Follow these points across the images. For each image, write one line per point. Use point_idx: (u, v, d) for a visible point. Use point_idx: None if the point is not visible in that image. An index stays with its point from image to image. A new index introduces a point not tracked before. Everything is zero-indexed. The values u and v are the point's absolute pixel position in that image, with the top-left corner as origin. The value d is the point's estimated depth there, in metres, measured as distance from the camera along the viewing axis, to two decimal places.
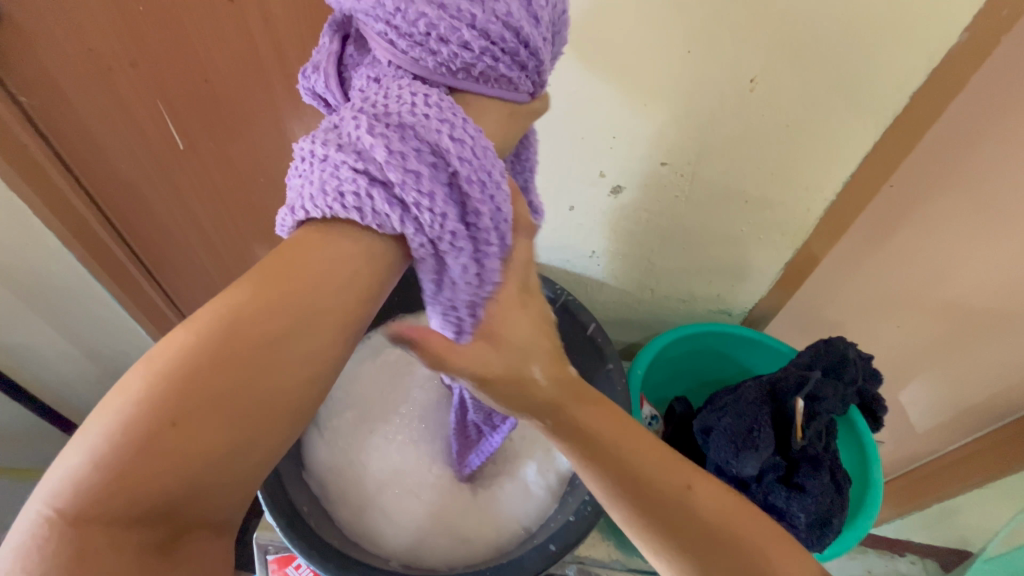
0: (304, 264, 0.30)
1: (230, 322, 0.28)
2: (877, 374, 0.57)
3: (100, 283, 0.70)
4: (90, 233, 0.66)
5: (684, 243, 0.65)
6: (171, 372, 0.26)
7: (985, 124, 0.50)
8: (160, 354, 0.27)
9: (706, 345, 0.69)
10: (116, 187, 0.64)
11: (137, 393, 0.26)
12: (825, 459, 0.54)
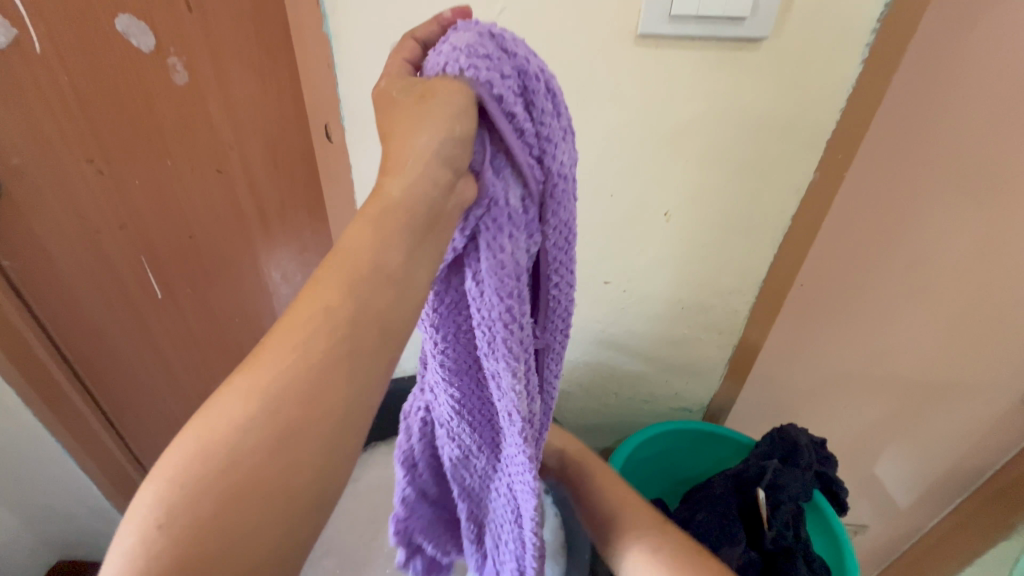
0: (301, 335, 0.24)
1: (240, 416, 0.22)
2: (829, 456, 0.60)
3: (57, 440, 0.74)
4: (55, 387, 0.70)
5: (641, 349, 0.67)
6: (198, 487, 0.21)
7: (853, 234, 0.68)
8: (172, 476, 0.22)
9: (675, 445, 0.71)
10: (85, 337, 0.70)
11: (155, 520, 0.21)
12: (805, 550, 0.51)
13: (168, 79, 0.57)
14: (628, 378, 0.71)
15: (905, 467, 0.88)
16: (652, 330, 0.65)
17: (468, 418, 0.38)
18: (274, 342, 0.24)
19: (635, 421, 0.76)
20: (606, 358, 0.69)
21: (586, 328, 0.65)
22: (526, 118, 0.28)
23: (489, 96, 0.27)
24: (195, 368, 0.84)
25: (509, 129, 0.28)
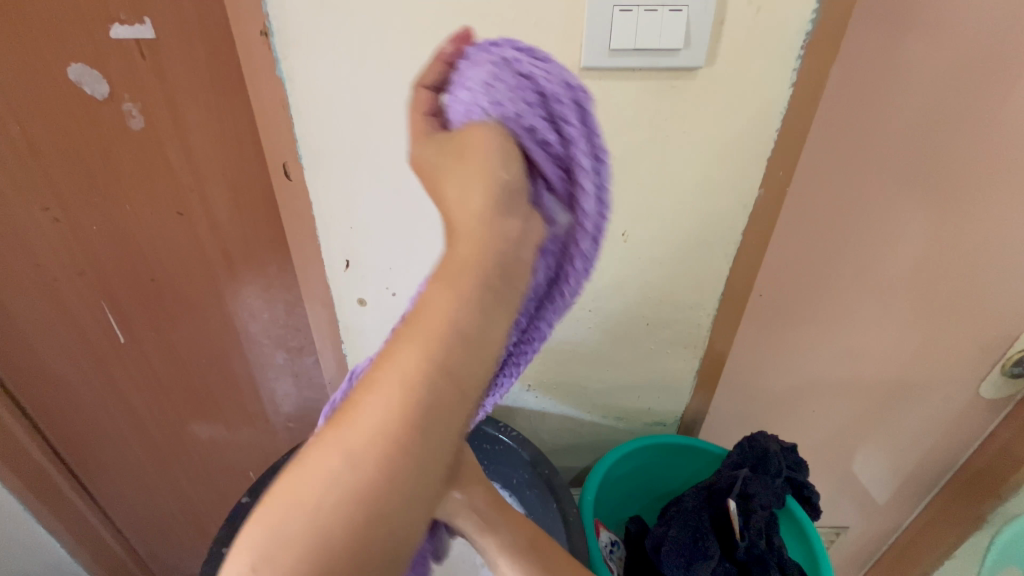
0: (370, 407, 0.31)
1: (330, 481, 0.29)
2: (800, 463, 0.61)
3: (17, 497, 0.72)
4: (10, 438, 0.70)
5: (609, 366, 0.68)
6: (293, 536, 0.28)
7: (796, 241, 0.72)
8: (274, 524, 0.28)
9: (650, 461, 0.71)
10: (47, 388, 0.71)
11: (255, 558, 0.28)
12: (778, 557, 0.51)
13: (123, 125, 0.57)
14: (599, 395, 0.72)
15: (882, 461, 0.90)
16: (620, 348, 0.67)
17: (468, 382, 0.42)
18: (366, 404, 0.31)
19: (609, 436, 0.77)
20: (576, 378, 0.70)
21: (555, 349, 0.67)
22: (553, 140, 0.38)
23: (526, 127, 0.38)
24: (164, 417, 0.81)
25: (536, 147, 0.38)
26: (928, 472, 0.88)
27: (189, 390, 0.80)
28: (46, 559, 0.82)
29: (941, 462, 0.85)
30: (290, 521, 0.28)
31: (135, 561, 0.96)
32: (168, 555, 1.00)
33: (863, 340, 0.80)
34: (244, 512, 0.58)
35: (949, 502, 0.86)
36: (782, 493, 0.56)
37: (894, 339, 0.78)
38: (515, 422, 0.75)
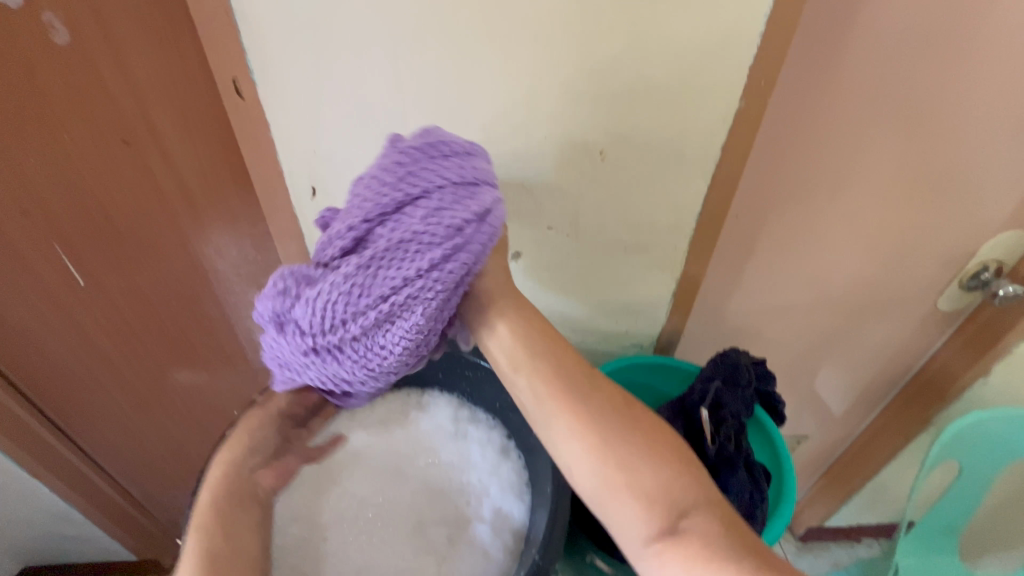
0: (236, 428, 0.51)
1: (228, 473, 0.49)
2: (767, 376, 0.64)
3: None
4: None
5: (586, 290, 0.69)
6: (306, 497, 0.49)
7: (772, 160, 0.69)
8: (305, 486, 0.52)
9: (627, 380, 0.74)
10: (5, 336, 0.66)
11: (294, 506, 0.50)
12: (744, 459, 0.55)
13: (45, 38, 0.50)
14: (577, 318, 0.73)
15: (840, 377, 0.96)
16: (597, 272, 0.67)
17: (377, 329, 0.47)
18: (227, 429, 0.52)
19: (588, 358, 0.79)
20: (555, 303, 0.71)
21: (535, 275, 0.67)
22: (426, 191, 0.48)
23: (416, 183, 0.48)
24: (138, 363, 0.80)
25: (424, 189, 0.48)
26: (883, 378, 0.95)
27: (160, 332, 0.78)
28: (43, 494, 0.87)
29: (896, 369, 0.93)
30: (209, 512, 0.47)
31: (128, 499, 0.98)
32: (161, 492, 1.03)
33: (825, 267, 0.82)
34: None
35: (906, 401, 0.95)
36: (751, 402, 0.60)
37: (858, 261, 0.80)
38: None
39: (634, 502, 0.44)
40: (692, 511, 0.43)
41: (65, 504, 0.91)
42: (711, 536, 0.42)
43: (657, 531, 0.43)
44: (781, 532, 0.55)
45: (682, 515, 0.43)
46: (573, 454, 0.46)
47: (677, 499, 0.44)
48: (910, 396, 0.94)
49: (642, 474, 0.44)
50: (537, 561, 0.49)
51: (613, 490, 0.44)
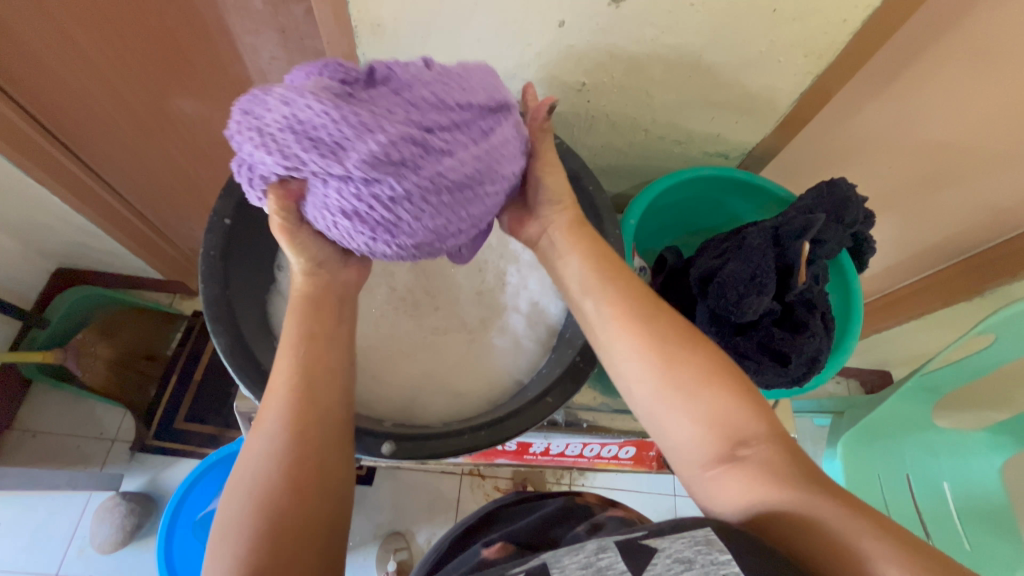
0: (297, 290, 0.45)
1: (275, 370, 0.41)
2: (871, 217, 0.53)
3: None
4: None
5: (690, 71, 0.53)
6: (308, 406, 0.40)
7: None
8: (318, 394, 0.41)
9: (698, 196, 0.64)
10: None
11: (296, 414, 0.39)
12: (822, 303, 0.49)
13: None
14: (664, 109, 0.59)
15: (908, 238, 0.86)
16: (718, 44, 0.50)
17: (406, 165, 0.36)
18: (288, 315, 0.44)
19: (658, 162, 0.67)
20: (645, 85, 0.55)
21: (634, 34, 0.49)
22: (498, 108, 0.42)
23: (501, 101, 0.42)
24: (130, 76, 0.69)
25: (502, 100, 0.43)
26: (947, 252, 0.84)
27: (149, 37, 0.63)
28: (51, 201, 0.85)
29: (970, 247, 0.81)
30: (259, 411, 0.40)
31: (145, 222, 0.98)
32: (178, 222, 1.02)
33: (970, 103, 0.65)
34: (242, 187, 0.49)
35: (942, 280, 0.87)
36: (847, 244, 0.51)
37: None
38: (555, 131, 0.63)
39: (693, 420, 0.39)
40: (753, 440, 0.38)
41: (80, 216, 0.90)
42: (773, 466, 0.37)
43: (716, 455, 0.38)
44: (830, 374, 0.52)
45: (741, 445, 0.38)
46: (636, 372, 0.41)
47: (738, 428, 0.38)
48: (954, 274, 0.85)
49: (702, 403, 0.39)
50: (576, 360, 0.47)
51: (670, 408, 0.40)
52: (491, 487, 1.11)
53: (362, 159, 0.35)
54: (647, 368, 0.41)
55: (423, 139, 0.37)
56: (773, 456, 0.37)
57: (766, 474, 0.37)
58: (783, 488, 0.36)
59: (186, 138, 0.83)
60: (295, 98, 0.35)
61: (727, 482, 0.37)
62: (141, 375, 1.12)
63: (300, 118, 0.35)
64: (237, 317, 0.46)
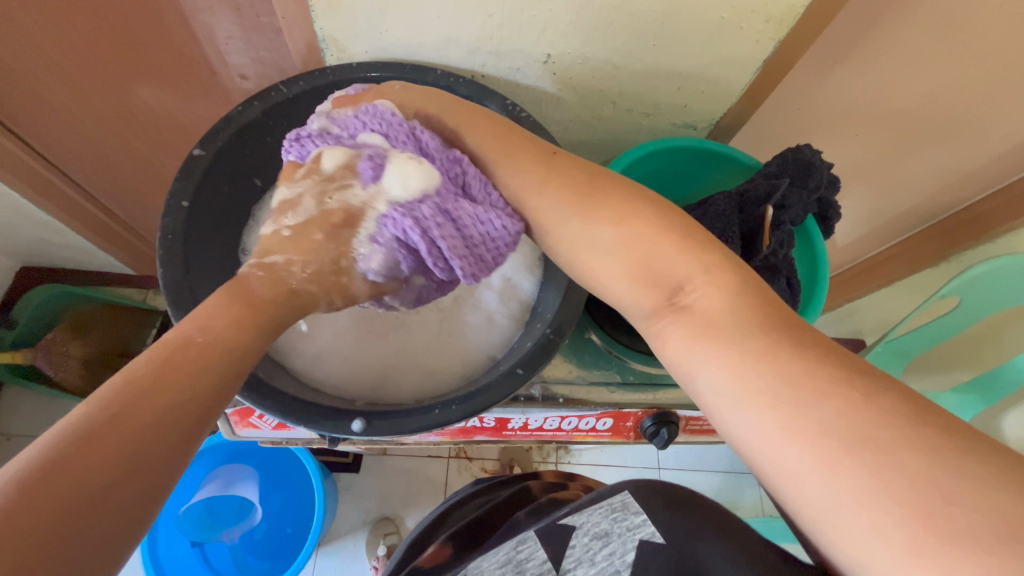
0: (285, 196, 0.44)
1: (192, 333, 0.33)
2: (835, 182, 0.54)
3: None
4: None
5: (655, 40, 0.53)
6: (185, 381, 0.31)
7: None
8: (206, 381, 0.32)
9: (668, 167, 0.64)
10: None
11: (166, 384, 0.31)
12: (787, 268, 0.50)
13: None
14: (630, 80, 0.58)
15: (875, 206, 0.88)
16: (679, 11, 0.50)
17: None
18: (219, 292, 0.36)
19: (627, 136, 0.67)
20: (610, 56, 0.55)
21: (596, 2, 0.48)
22: None
23: None
24: (87, 66, 0.66)
25: None
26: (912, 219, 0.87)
27: (100, 21, 0.61)
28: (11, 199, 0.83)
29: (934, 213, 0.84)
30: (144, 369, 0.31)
31: (111, 216, 0.95)
32: (144, 213, 0.99)
33: (922, 68, 0.66)
34: (199, 169, 0.48)
35: (905, 248, 0.89)
36: (812, 210, 0.51)
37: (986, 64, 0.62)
38: (523, 105, 0.62)
39: (631, 274, 0.36)
40: (692, 284, 0.35)
41: (42, 212, 0.87)
42: (717, 316, 0.33)
43: (657, 303, 0.35)
44: None
45: (678, 292, 0.35)
46: (570, 232, 0.39)
47: (672, 273, 0.35)
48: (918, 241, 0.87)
49: (629, 248, 0.37)
50: (547, 334, 0.47)
51: (605, 258, 0.37)
52: (478, 469, 1.12)
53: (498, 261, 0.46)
54: (584, 225, 0.38)
55: None
56: (719, 301, 0.33)
57: (704, 318, 0.33)
58: (718, 339, 0.32)
59: (148, 127, 0.80)
60: (494, 221, 0.42)
61: (677, 345, 0.34)
62: (117, 374, 1.09)
63: (491, 240, 0.43)
64: (200, 300, 0.45)
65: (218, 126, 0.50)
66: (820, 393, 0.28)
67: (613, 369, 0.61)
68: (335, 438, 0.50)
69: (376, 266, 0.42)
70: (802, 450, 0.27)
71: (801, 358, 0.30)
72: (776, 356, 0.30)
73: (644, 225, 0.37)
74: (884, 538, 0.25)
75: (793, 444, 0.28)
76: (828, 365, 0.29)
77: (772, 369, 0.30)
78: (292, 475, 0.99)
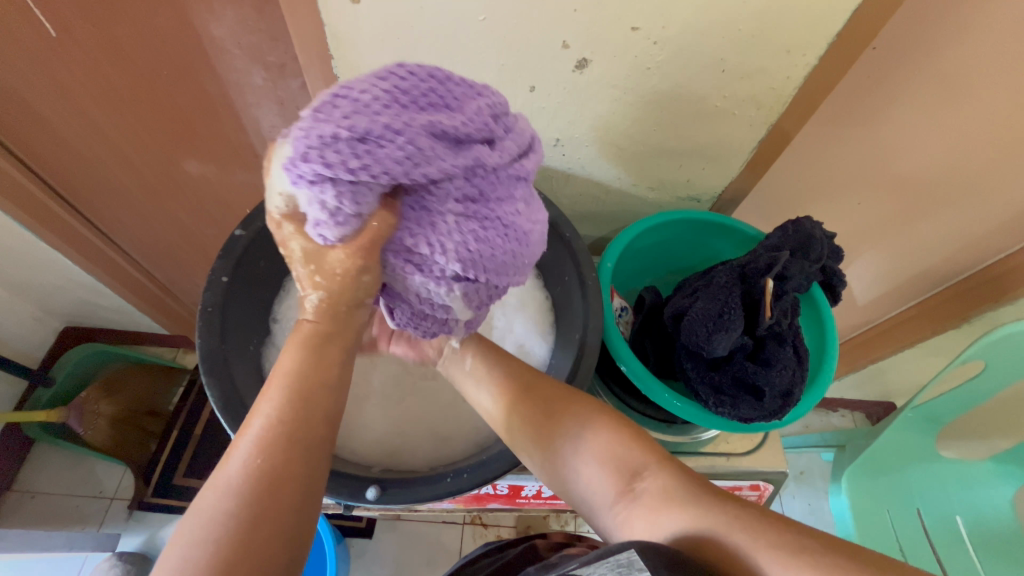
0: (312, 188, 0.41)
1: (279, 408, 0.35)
2: (838, 252, 0.56)
3: (9, 210, 0.75)
4: None
5: (656, 124, 0.58)
6: (270, 454, 0.32)
7: None
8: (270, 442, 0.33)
9: (672, 237, 0.67)
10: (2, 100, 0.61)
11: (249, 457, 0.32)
12: (791, 336, 0.52)
13: None
14: (634, 158, 0.62)
15: (887, 270, 0.88)
16: (677, 101, 0.55)
17: (417, 169, 0.34)
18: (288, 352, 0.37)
19: (634, 208, 0.71)
20: (614, 139, 0.59)
21: (599, 93, 0.54)
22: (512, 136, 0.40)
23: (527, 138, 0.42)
24: (145, 149, 0.74)
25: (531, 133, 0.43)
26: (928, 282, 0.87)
27: (162, 113, 0.69)
28: (65, 263, 0.90)
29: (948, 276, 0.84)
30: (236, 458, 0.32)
31: (151, 280, 1.01)
32: (182, 278, 1.05)
33: (920, 139, 0.69)
34: (239, 246, 0.53)
35: (924, 310, 0.88)
36: (815, 280, 0.53)
37: (979, 134, 0.65)
38: (535, 181, 0.67)
39: (597, 461, 0.41)
40: (645, 470, 0.40)
41: (90, 276, 0.94)
42: (668, 489, 0.38)
43: (619, 491, 0.40)
44: (809, 407, 0.53)
45: (636, 476, 0.40)
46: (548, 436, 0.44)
47: (630, 461, 0.41)
48: (935, 303, 0.86)
49: (592, 433, 0.42)
50: None
51: (575, 450, 0.42)
52: (493, 536, 1.08)
53: (386, 169, 0.33)
54: (564, 421, 0.44)
55: (424, 134, 0.34)
56: (667, 482, 0.39)
57: (662, 497, 0.38)
58: (683, 511, 0.37)
59: (193, 200, 0.87)
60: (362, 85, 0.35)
61: (655, 534, 0.37)
62: (142, 432, 1.12)
63: (323, 113, 0.33)
64: (232, 368, 0.49)
65: (260, 207, 0.55)
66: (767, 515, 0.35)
67: None
68: (351, 505, 0.50)
69: (318, 219, 0.34)
70: (760, 563, 0.32)
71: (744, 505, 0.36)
72: (725, 505, 0.36)
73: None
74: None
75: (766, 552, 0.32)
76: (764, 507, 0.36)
77: (740, 535, 0.34)
78: None
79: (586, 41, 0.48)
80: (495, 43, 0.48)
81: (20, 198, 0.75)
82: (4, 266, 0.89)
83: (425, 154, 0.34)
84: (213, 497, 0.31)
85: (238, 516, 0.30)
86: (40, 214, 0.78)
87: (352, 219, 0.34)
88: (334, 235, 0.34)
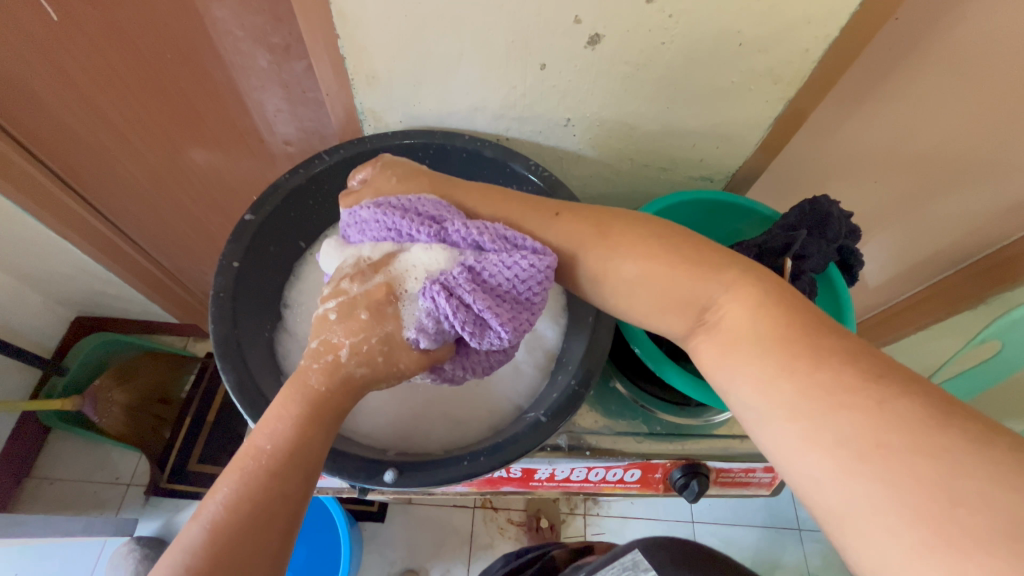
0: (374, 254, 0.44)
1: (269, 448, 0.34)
2: (855, 231, 0.55)
3: (16, 198, 0.75)
4: None
5: (669, 102, 0.56)
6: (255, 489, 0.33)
7: None
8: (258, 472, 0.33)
9: (684, 220, 0.66)
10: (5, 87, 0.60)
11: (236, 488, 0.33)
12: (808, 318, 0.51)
13: None
14: (646, 137, 0.61)
15: (903, 251, 0.87)
16: (691, 78, 0.53)
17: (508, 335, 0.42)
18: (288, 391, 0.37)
19: (645, 189, 0.70)
20: (624, 118, 0.58)
21: (610, 71, 0.52)
22: None
23: None
24: (149, 135, 0.73)
25: None
26: (941, 264, 0.85)
27: (167, 98, 0.68)
28: (73, 252, 0.90)
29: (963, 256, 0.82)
30: (223, 490, 0.33)
31: (159, 268, 1.01)
32: (191, 266, 1.05)
33: (939, 115, 0.68)
34: (249, 232, 0.53)
35: (941, 292, 0.87)
36: (833, 259, 0.52)
37: (1000, 109, 0.63)
38: (545, 163, 0.66)
39: (659, 301, 0.40)
40: (714, 302, 0.38)
41: (98, 264, 0.94)
42: (741, 328, 0.36)
43: (688, 325, 0.39)
44: None
45: (703, 309, 0.38)
46: (604, 289, 0.42)
47: (694, 296, 0.39)
48: (950, 285, 0.85)
49: (648, 289, 0.40)
50: (573, 386, 0.48)
51: (631, 290, 0.41)
52: (504, 520, 1.09)
53: (488, 328, 0.41)
54: (616, 279, 0.41)
55: (527, 317, 0.42)
56: (744, 303, 0.37)
57: (731, 333, 0.36)
58: (748, 353, 0.35)
59: (199, 187, 0.87)
60: (520, 263, 0.40)
61: (725, 363, 0.36)
62: (156, 419, 1.14)
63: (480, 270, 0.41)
64: (245, 355, 0.49)
65: (267, 192, 0.55)
66: (835, 400, 0.31)
67: (640, 419, 0.61)
68: (364, 489, 0.51)
69: (424, 336, 0.40)
70: (826, 445, 0.30)
71: (817, 369, 0.32)
72: (793, 369, 0.33)
73: (656, 275, 0.40)
74: (885, 517, 0.27)
75: (814, 452, 0.30)
76: (845, 372, 0.31)
77: (811, 395, 0.32)
78: (318, 524, 0.98)
79: (598, 15, 0.46)
80: (505, 18, 0.47)
81: (27, 188, 0.74)
82: (15, 255, 0.89)
83: (521, 330, 0.42)
84: (196, 526, 0.32)
85: (212, 549, 0.31)
86: (47, 203, 0.78)
87: (445, 338, 0.41)
88: (425, 347, 0.40)
